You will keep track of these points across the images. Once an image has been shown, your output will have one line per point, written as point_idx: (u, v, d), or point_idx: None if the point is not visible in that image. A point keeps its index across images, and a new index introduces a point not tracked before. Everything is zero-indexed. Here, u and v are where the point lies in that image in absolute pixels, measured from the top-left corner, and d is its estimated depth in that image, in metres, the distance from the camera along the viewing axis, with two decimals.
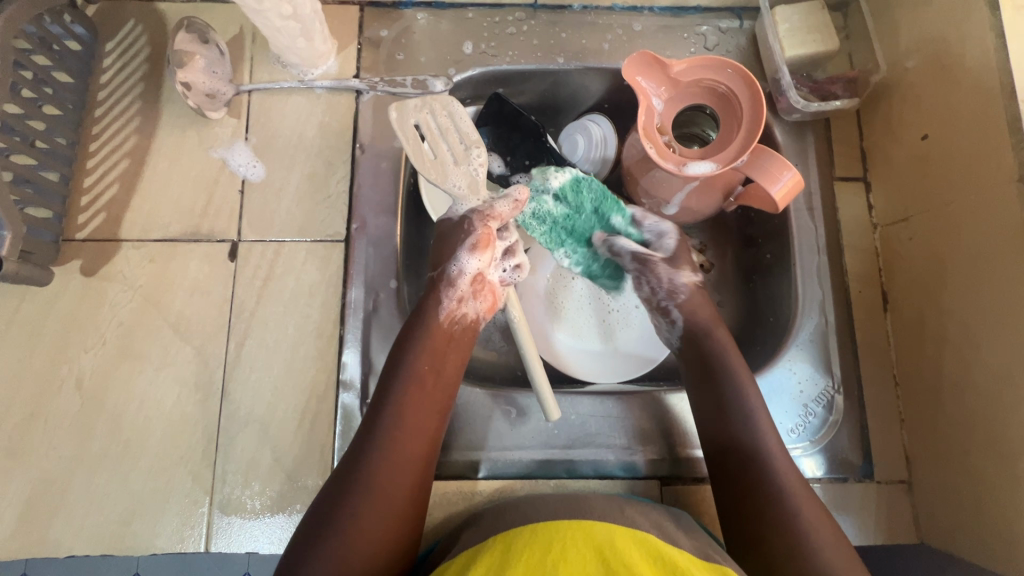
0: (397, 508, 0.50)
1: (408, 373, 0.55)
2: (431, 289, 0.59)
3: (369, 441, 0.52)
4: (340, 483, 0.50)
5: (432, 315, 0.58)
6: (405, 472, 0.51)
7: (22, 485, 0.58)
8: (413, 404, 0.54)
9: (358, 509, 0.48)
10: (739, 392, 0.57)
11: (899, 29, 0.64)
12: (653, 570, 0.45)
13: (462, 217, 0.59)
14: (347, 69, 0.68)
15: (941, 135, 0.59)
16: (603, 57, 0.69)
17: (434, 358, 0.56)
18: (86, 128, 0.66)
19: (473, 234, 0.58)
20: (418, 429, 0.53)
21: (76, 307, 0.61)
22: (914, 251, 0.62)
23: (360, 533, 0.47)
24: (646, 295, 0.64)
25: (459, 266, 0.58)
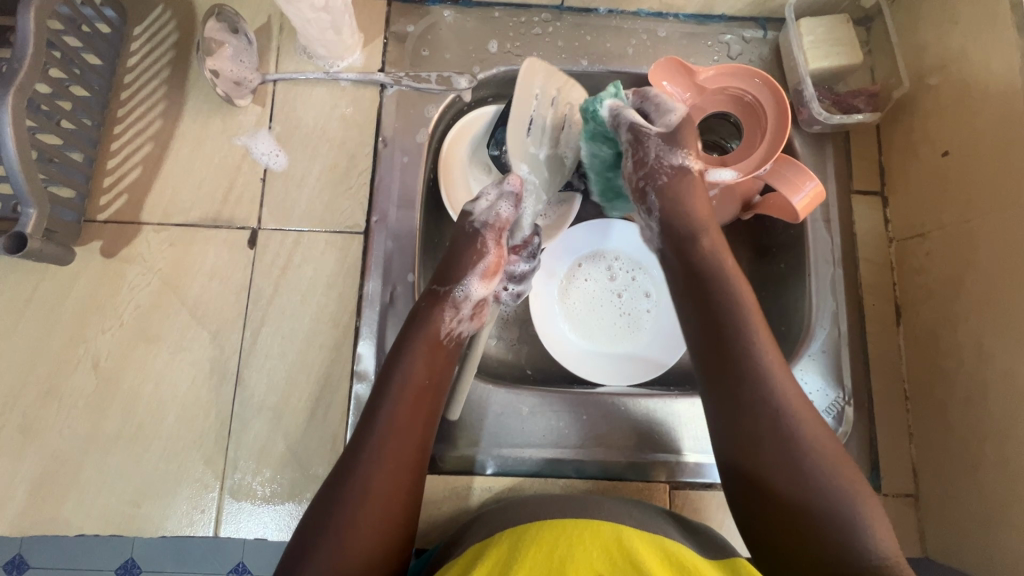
0: (392, 513, 0.49)
1: (405, 377, 0.54)
2: (432, 302, 0.58)
3: (361, 446, 0.51)
4: (334, 488, 0.49)
5: (432, 327, 0.57)
6: (402, 476, 0.51)
7: (35, 462, 0.58)
8: (406, 411, 0.53)
9: (351, 515, 0.48)
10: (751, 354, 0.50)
11: (924, 46, 0.64)
12: (665, 569, 0.47)
13: (476, 233, 0.60)
14: (372, 63, 0.68)
15: (962, 152, 0.59)
16: (627, 61, 0.69)
17: (428, 365, 0.55)
18: (112, 111, 0.66)
19: (485, 259, 0.60)
20: (410, 433, 0.52)
21: (95, 288, 0.62)
22: (930, 267, 0.63)
23: (356, 537, 0.47)
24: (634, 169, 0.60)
25: (465, 290, 0.59)
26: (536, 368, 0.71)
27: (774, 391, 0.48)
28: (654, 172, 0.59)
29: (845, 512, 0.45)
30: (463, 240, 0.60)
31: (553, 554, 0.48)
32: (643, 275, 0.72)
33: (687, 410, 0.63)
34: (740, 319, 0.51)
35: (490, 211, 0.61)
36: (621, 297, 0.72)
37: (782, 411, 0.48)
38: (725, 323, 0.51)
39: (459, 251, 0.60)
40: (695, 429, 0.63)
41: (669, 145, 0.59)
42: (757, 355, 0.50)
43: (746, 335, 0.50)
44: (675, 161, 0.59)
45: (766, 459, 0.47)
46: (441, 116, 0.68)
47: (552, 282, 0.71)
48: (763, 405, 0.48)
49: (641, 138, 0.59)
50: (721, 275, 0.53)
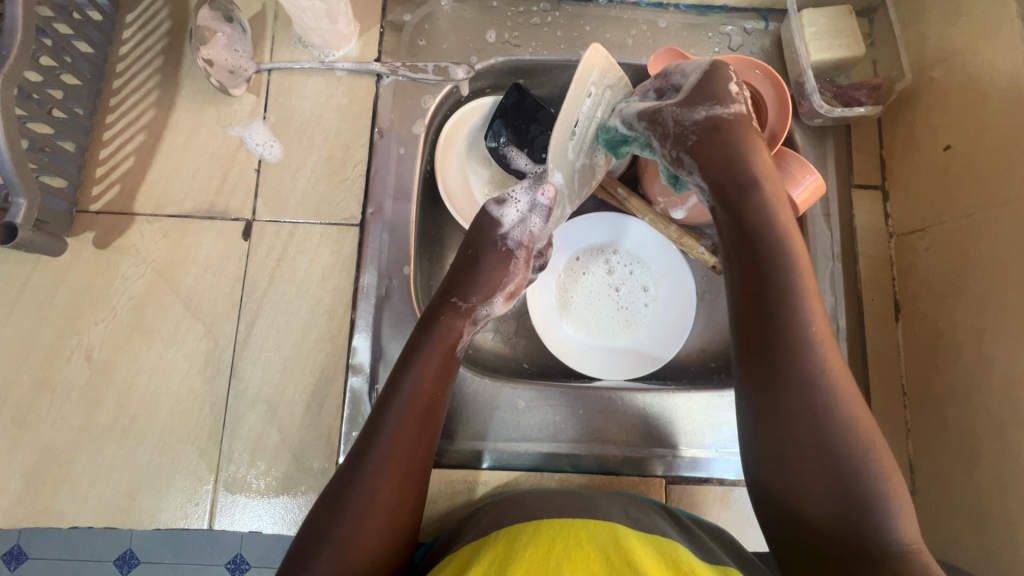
0: (394, 524, 0.50)
1: (411, 388, 0.53)
2: (448, 313, 0.57)
3: (363, 458, 0.50)
4: (334, 498, 0.49)
5: (445, 338, 0.56)
6: (404, 488, 0.51)
7: (28, 454, 0.57)
8: (410, 424, 0.52)
9: (352, 527, 0.48)
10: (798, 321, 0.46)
11: (927, 39, 0.63)
12: (665, 571, 0.46)
13: (508, 251, 0.59)
14: (368, 52, 0.67)
15: (964, 146, 0.59)
16: (627, 52, 0.68)
17: (436, 377, 0.54)
18: (104, 100, 0.65)
19: (513, 282, 0.59)
20: (415, 445, 0.52)
21: (87, 279, 0.61)
22: (930, 262, 0.62)
23: (357, 545, 0.48)
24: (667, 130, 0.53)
25: (488, 308, 0.59)
26: (533, 362, 0.70)
27: (824, 364, 0.45)
28: (681, 135, 0.52)
29: (878, 501, 0.42)
30: (493, 254, 0.59)
31: (549, 555, 0.47)
32: (641, 268, 0.72)
33: (685, 404, 0.63)
34: (792, 285, 0.47)
35: (523, 228, 0.60)
36: (619, 291, 0.71)
37: (828, 388, 0.44)
38: (775, 287, 0.47)
39: (487, 263, 0.59)
40: (693, 423, 0.63)
41: (688, 104, 0.52)
42: (809, 324, 0.46)
43: (800, 302, 0.46)
44: (700, 116, 0.51)
45: (807, 437, 0.44)
46: (438, 107, 0.67)
47: (550, 275, 0.71)
48: (811, 378, 0.44)
49: (656, 115, 0.53)
50: (774, 235, 0.48)
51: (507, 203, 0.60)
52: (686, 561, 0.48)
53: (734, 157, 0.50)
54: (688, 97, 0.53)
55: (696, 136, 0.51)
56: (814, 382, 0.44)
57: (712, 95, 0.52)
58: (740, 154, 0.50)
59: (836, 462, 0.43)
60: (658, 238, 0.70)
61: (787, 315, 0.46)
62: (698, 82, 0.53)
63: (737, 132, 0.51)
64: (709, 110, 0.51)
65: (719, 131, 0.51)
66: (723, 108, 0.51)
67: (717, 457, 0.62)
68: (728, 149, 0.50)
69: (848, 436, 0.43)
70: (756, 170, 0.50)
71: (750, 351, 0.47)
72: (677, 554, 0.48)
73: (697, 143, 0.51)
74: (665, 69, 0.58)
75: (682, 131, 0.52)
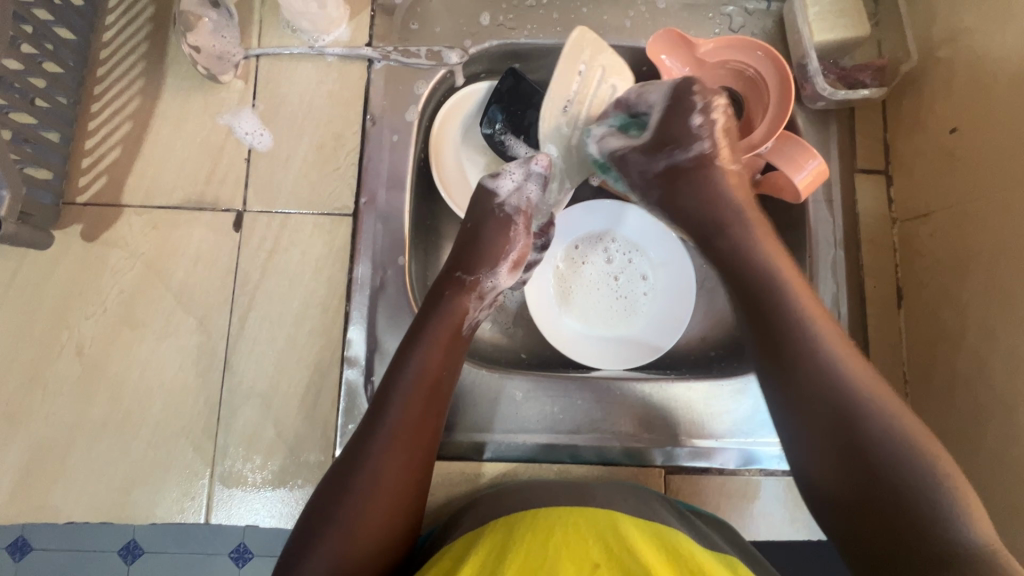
0: (400, 507, 0.49)
1: (418, 367, 0.52)
2: (456, 289, 0.57)
3: (368, 440, 0.50)
4: (339, 481, 0.49)
5: (452, 309, 0.56)
6: (410, 473, 0.50)
7: (22, 450, 0.57)
8: (417, 406, 0.51)
9: (357, 509, 0.48)
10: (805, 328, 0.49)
11: (933, 18, 0.62)
12: (673, 569, 0.45)
13: (506, 214, 0.60)
14: (359, 37, 0.65)
15: (972, 129, 0.57)
16: (625, 35, 0.67)
17: (443, 357, 0.54)
18: (88, 88, 0.63)
19: (514, 249, 0.60)
20: (422, 425, 0.51)
21: (75, 272, 0.60)
22: (934, 247, 0.61)
23: (361, 531, 0.47)
24: (636, 181, 0.61)
25: (493, 280, 0.59)
26: (531, 352, 0.70)
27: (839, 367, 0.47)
28: (647, 186, 0.61)
29: (923, 480, 0.42)
30: (492, 221, 0.60)
31: (548, 545, 0.47)
32: (640, 257, 0.70)
33: (684, 393, 0.62)
34: (789, 304, 0.51)
35: (520, 196, 0.62)
36: (618, 280, 0.70)
37: (852, 395, 0.46)
38: (772, 310, 0.51)
39: (487, 233, 0.60)
40: (694, 412, 0.62)
41: (649, 154, 0.59)
42: (813, 332, 0.49)
43: (799, 317, 0.50)
44: (661, 167, 0.60)
45: (829, 438, 0.46)
46: (432, 93, 0.65)
47: (549, 264, 0.69)
48: (833, 389, 0.47)
49: (622, 163, 0.61)
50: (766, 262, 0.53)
51: (501, 175, 0.62)
52: (696, 555, 0.47)
53: (706, 198, 0.58)
54: (651, 142, 0.59)
55: (660, 186, 0.60)
56: (835, 390, 0.47)
57: (673, 138, 0.59)
58: (708, 199, 0.57)
59: (863, 456, 0.44)
60: (656, 226, 0.69)
61: (791, 331, 0.50)
62: (659, 123, 0.59)
63: (701, 174, 0.58)
64: (668, 157, 0.59)
65: (681, 178, 0.59)
66: (682, 155, 0.59)
67: (717, 447, 0.62)
68: (691, 192, 0.58)
69: (878, 425, 0.45)
70: (727, 212, 0.57)
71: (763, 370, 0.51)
72: (687, 548, 0.47)
73: (660, 196, 0.61)
74: (626, 95, 0.62)
75: (643, 184, 0.61)
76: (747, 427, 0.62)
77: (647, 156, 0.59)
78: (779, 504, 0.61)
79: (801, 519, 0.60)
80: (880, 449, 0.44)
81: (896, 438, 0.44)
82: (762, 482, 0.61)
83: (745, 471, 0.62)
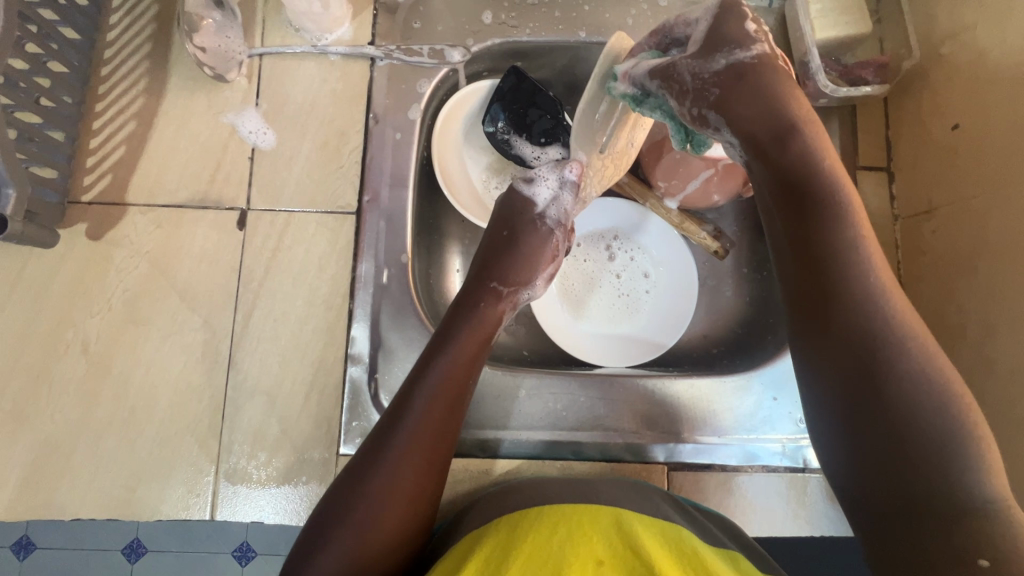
0: (413, 510, 0.49)
1: (442, 376, 0.52)
2: (490, 299, 0.58)
3: (388, 442, 0.50)
4: (354, 483, 0.49)
5: (479, 320, 0.56)
6: (428, 480, 0.50)
7: (28, 448, 0.57)
8: (442, 413, 0.51)
9: (372, 513, 0.48)
10: (846, 248, 0.44)
11: (934, 15, 0.62)
12: (677, 565, 0.45)
13: (543, 224, 0.60)
14: (361, 35, 0.66)
15: (973, 126, 0.57)
16: (627, 33, 0.67)
17: (468, 365, 0.54)
18: (93, 87, 0.64)
19: (555, 263, 0.61)
20: (445, 425, 0.52)
21: (80, 271, 0.60)
22: (936, 244, 0.61)
23: (375, 534, 0.48)
24: (687, 90, 0.50)
25: (528, 292, 0.61)
26: (533, 350, 0.70)
27: (888, 313, 0.42)
28: (703, 89, 0.50)
29: (957, 456, 0.37)
30: (530, 233, 0.60)
31: (552, 542, 0.47)
32: (642, 254, 0.71)
33: (686, 391, 0.63)
34: (844, 242, 0.44)
35: (561, 208, 0.61)
36: (620, 278, 0.70)
37: (893, 334, 0.41)
38: (817, 215, 0.46)
39: (525, 243, 0.60)
40: (696, 410, 0.62)
41: (705, 55, 0.50)
42: (858, 254, 0.44)
43: (845, 236, 0.45)
44: (720, 66, 0.49)
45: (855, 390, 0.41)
46: (434, 91, 0.66)
47: None
48: (872, 316, 0.42)
49: (670, 71, 0.50)
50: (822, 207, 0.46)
51: (536, 182, 0.61)
52: (701, 552, 0.47)
53: (765, 101, 0.49)
54: (701, 48, 0.50)
55: (720, 87, 0.49)
56: (874, 324, 0.42)
57: (727, 40, 0.50)
58: (772, 97, 0.49)
59: (892, 421, 0.39)
60: (658, 224, 0.69)
61: (836, 248, 0.44)
62: (707, 32, 0.51)
63: (761, 74, 0.49)
64: (729, 56, 0.49)
65: (744, 77, 0.49)
66: (742, 54, 0.49)
67: (720, 443, 0.62)
68: (752, 100, 0.49)
69: (906, 374, 0.40)
70: (796, 115, 0.48)
71: (799, 305, 0.46)
72: (692, 546, 0.47)
73: (721, 96, 0.49)
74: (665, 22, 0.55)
75: (703, 86, 0.50)
76: (749, 424, 0.62)
77: (703, 56, 0.50)
78: (782, 501, 0.61)
79: (804, 516, 0.60)
80: (911, 418, 0.39)
81: (936, 406, 0.39)
82: (765, 479, 0.61)
83: (748, 467, 0.62)
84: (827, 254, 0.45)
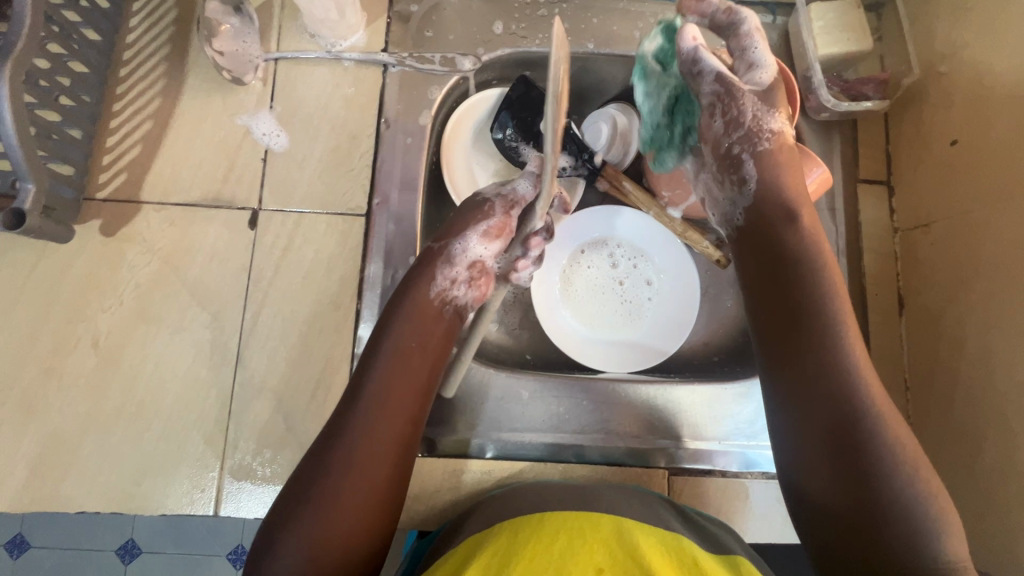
0: (370, 486, 0.49)
1: (392, 347, 0.54)
2: (426, 263, 0.58)
3: (346, 416, 0.51)
4: (316, 459, 0.49)
5: (422, 289, 0.56)
6: (380, 454, 0.50)
7: (36, 440, 0.58)
8: (391, 380, 0.52)
9: (326, 490, 0.47)
10: (835, 330, 0.48)
11: (933, 34, 0.63)
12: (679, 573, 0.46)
13: (479, 199, 0.60)
14: (375, 42, 0.67)
15: (971, 143, 0.59)
16: (634, 45, 0.68)
17: (414, 335, 0.55)
18: (111, 87, 0.65)
19: (489, 217, 0.58)
20: (393, 408, 0.52)
21: (93, 266, 0.61)
22: (934, 258, 0.62)
23: (333, 514, 0.47)
24: (712, 132, 0.58)
25: (464, 247, 0.58)
26: (535, 354, 0.71)
27: (859, 387, 0.46)
28: (719, 150, 0.57)
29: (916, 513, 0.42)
30: (464, 202, 0.60)
31: (552, 549, 0.48)
32: (645, 261, 0.72)
33: (686, 397, 0.63)
34: (824, 314, 0.49)
35: (495, 189, 0.60)
36: (623, 285, 0.71)
37: (866, 410, 0.45)
38: (806, 304, 0.50)
39: (455, 210, 0.60)
40: (696, 416, 0.63)
41: (758, 108, 0.56)
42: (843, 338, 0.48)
43: (833, 320, 0.49)
44: (736, 141, 0.56)
45: (832, 445, 0.46)
46: (445, 98, 0.67)
47: (552, 268, 0.71)
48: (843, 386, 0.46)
49: (727, 94, 0.56)
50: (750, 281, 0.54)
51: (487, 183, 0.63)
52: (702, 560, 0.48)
53: (762, 173, 0.55)
54: (760, 99, 0.56)
55: (726, 161, 0.57)
56: (846, 397, 0.46)
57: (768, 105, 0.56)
58: (772, 184, 0.54)
59: (863, 476, 0.44)
60: (662, 232, 0.70)
61: (822, 332, 0.48)
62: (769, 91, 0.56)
63: (771, 156, 0.55)
64: (752, 132, 0.56)
65: (777, 153, 0.55)
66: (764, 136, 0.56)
67: (719, 449, 0.63)
68: (762, 172, 0.55)
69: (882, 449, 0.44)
70: (794, 196, 0.54)
71: (774, 356, 0.51)
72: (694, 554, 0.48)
73: (748, 159, 0.56)
74: (729, 38, 0.58)
75: (749, 131, 0.56)
76: (749, 431, 0.63)
77: (728, 125, 0.56)
78: (780, 507, 0.61)
79: None
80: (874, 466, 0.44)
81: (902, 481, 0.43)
82: (763, 486, 0.62)
83: (747, 474, 0.62)
84: (816, 330, 0.49)
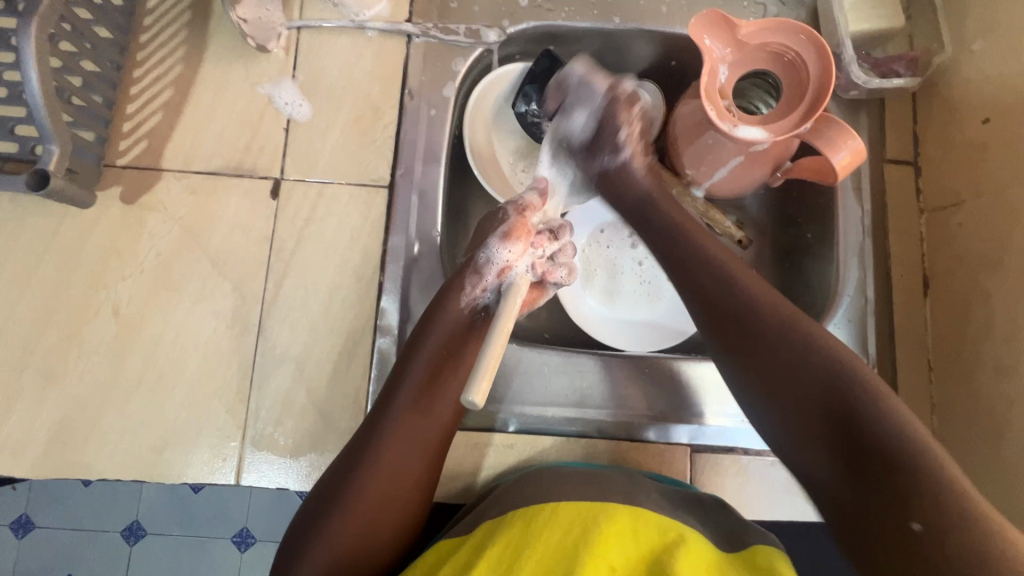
0: (398, 491, 0.51)
1: (422, 356, 0.54)
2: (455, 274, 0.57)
3: (375, 424, 0.52)
4: (347, 462, 0.52)
5: (449, 301, 0.55)
6: (410, 461, 0.52)
7: (57, 406, 0.57)
8: (421, 391, 0.53)
9: (357, 493, 0.50)
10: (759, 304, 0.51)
11: (967, 11, 0.63)
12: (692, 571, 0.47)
13: (498, 210, 0.61)
14: (399, 12, 0.66)
15: (1005, 120, 0.58)
16: (661, 19, 0.67)
17: (445, 346, 0.54)
18: (131, 53, 0.64)
19: (508, 223, 0.58)
20: (422, 424, 0.52)
21: (113, 234, 0.61)
22: (963, 237, 0.61)
23: (362, 513, 0.50)
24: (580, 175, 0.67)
25: (488, 254, 0.57)
26: (554, 332, 0.71)
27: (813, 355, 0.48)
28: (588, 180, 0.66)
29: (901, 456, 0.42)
30: (490, 218, 0.61)
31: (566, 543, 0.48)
32: None
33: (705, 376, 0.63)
34: (741, 288, 0.53)
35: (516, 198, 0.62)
36: (644, 265, 0.71)
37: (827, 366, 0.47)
38: (734, 288, 0.53)
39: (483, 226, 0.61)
40: (715, 394, 0.63)
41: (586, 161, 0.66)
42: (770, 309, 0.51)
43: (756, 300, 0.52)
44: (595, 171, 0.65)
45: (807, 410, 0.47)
46: (469, 71, 0.66)
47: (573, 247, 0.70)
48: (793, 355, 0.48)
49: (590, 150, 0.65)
50: (712, 279, 0.54)
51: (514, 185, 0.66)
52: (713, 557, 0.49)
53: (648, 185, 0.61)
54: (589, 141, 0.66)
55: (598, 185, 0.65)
56: (805, 367, 0.48)
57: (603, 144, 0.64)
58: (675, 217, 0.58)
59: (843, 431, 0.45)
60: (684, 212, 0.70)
61: (752, 318, 0.51)
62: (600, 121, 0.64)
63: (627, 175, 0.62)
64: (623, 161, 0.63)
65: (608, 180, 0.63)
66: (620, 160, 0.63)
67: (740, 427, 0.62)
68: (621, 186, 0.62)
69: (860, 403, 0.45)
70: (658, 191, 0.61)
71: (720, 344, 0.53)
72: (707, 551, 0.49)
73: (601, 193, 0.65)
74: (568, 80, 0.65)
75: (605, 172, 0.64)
76: None
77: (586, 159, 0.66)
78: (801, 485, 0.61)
79: None
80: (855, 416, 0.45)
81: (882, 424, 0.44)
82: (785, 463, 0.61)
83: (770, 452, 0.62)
84: (734, 312, 0.52)
